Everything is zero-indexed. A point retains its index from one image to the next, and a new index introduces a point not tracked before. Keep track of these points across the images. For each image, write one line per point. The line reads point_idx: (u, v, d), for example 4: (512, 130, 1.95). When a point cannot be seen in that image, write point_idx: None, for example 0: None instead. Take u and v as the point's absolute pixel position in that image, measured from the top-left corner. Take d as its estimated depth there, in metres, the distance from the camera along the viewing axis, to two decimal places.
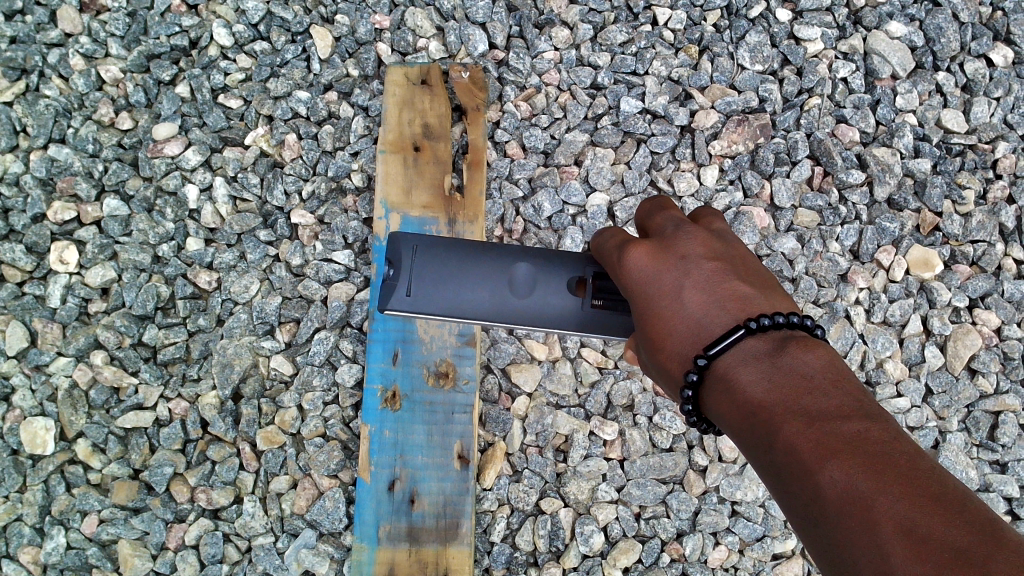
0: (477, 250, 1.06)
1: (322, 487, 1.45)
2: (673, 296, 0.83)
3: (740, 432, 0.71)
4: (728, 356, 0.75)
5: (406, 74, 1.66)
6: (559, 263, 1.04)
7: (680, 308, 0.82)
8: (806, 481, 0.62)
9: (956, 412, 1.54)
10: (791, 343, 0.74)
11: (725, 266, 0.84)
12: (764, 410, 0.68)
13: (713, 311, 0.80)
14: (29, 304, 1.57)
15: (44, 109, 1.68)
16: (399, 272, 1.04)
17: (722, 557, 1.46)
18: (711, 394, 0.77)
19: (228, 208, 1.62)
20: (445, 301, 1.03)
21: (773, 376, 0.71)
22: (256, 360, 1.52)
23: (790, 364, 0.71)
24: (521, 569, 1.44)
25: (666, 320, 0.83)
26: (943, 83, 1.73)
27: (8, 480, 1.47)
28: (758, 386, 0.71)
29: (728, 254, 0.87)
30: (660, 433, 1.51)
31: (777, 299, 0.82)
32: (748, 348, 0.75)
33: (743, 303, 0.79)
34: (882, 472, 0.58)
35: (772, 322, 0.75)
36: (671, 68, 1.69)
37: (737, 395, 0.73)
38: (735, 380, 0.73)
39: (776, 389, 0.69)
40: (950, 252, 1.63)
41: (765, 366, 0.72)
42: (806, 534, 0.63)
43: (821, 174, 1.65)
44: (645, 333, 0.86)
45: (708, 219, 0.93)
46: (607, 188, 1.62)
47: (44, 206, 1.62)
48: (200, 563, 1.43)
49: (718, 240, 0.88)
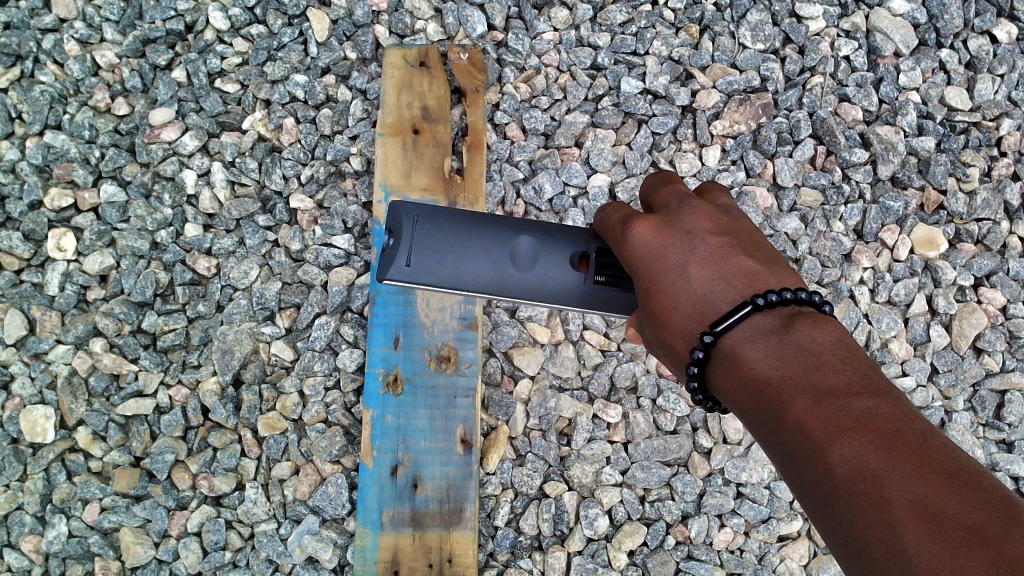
0: (478, 221, 1.04)
1: (325, 473, 1.44)
2: (678, 271, 0.81)
3: (747, 410, 0.70)
4: (735, 334, 0.74)
5: (404, 56, 1.65)
6: (562, 238, 1.03)
7: (685, 284, 0.80)
8: (816, 459, 0.61)
9: (962, 391, 1.53)
10: (799, 318, 0.72)
11: (731, 241, 0.83)
12: (772, 388, 0.67)
13: (719, 287, 0.78)
14: (27, 292, 1.56)
15: (40, 95, 1.67)
16: (398, 242, 1.02)
17: (728, 539, 1.45)
18: (718, 372, 0.76)
19: (225, 193, 1.60)
20: (443, 273, 1.01)
21: (781, 352, 0.69)
22: (257, 346, 1.51)
23: (798, 341, 0.69)
24: (526, 553, 1.43)
25: (669, 297, 0.81)
26: (946, 61, 1.72)
27: (8, 469, 1.46)
28: (766, 363, 0.70)
29: (734, 230, 0.85)
30: (664, 415, 1.50)
31: (784, 275, 0.81)
32: (755, 325, 0.73)
33: (749, 279, 0.78)
34: (894, 450, 0.56)
35: (780, 298, 0.74)
36: (671, 48, 1.68)
37: (744, 372, 0.71)
38: (743, 358, 0.72)
39: (784, 366, 0.68)
40: (954, 230, 1.62)
41: (773, 343, 0.70)
42: (815, 513, 0.62)
43: (824, 153, 1.63)
44: (648, 310, 0.84)
45: (713, 193, 0.92)
46: (608, 169, 1.61)
47: (41, 193, 1.60)
48: (202, 551, 1.42)
49: (723, 215, 0.86)
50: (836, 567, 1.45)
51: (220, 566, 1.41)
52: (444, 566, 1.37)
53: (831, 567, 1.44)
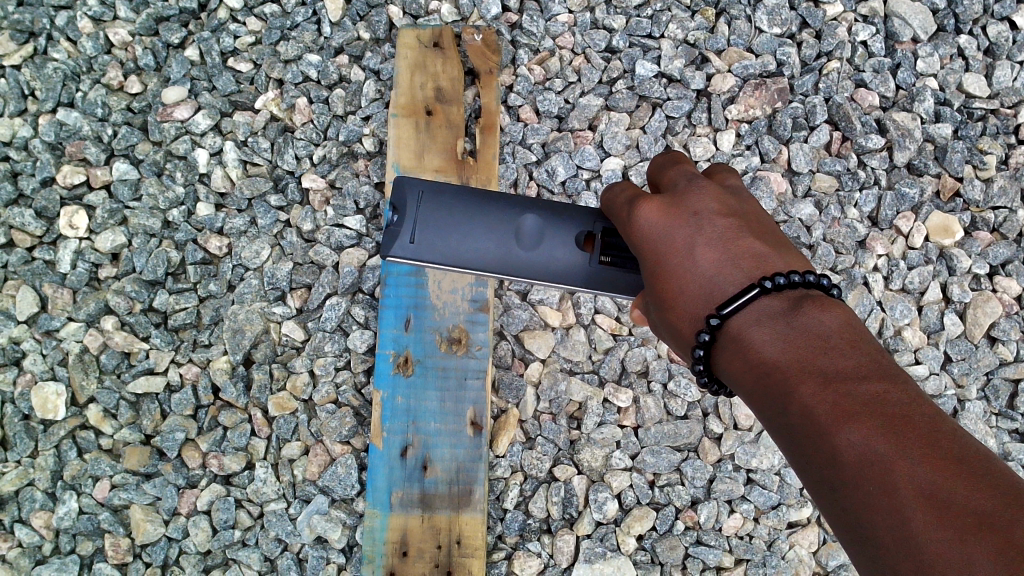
0: (484, 199, 1.03)
1: (334, 453, 1.44)
2: (685, 253, 0.80)
3: (754, 393, 0.69)
4: (742, 316, 0.73)
5: (418, 37, 1.64)
6: (567, 217, 1.02)
7: (692, 265, 0.79)
8: (823, 444, 0.60)
9: (975, 379, 1.52)
10: (807, 301, 0.71)
11: (739, 224, 0.82)
12: (779, 372, 0.66)
13: (726, 269, 0.78)
14: (39, 269, 1.56)
15: (52, 73, 1.66)
16: (403, 219, 1.02)
17: (737, 525, 1.45)
18: (724, 355, 0.75)
19: (238, 172, 1.60)
20: (448, 250, 1.01)
21: (788, 335, 0.68)
22: (267, 326, 1.51)
23: (805, 323, 0.68)
24: (534, 535, 1.42)
25: (676, 279, 0.80)
26: (964, 47, 1.70)
27: (19, 445, 1.46)
28: (772, 346, 0.69)
29: (741, 212, 0.84)
30: (674, 400, 1.49)
31: (792, 258, 0.80)
32: (763, 308, 0.72)
33: (757, 261, 0.77)
34: (902, 436, 0.56)
35: (788, 281, 0.73)
36: (687, 31, 1.66)
37: (751, 355, 0.70)
38: (750, 341, 0.71)
39: (791, 350, 0.67)
40: (970, 218, 1.60)
41: (780, 326, 0.70)
42: (822, 499, 0.61)
43: (839, 139, 1.62)
44: (654, 291, 0.83)
45: (720, 175, 0.91)
46: (622, 153, 1.60)
47: (53, 170, 1.60)
48: (212, 529, 1.43)
49: (731, 197, 0.85)
50: (845, 554, 1.44)
51: (230, 545, 1.41)
52: (453, 548, 1.37)
53: (840, 554, 1.44)
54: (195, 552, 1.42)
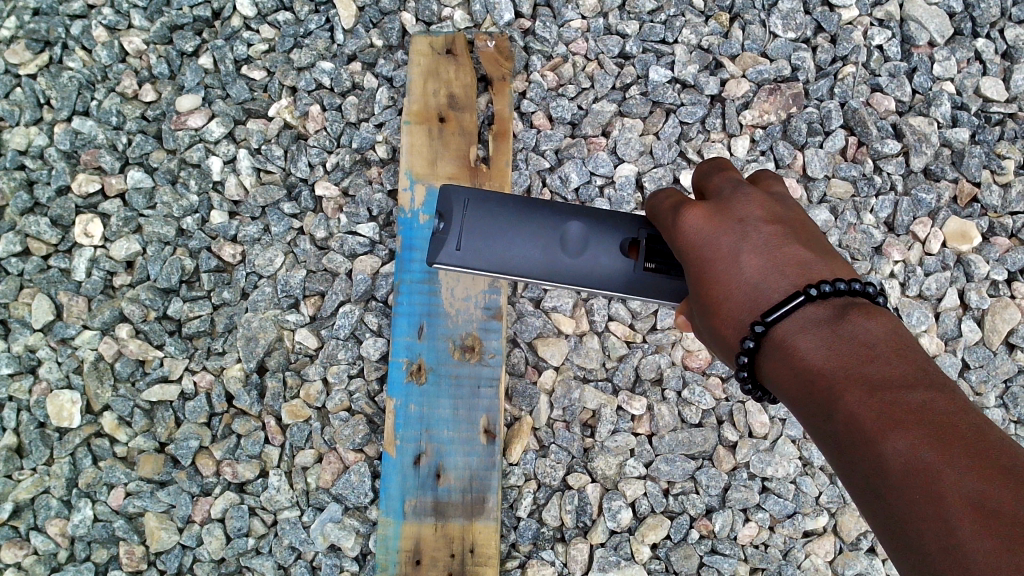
0: (530, 206, 1.03)
1: (348, 461, 1.44)
2: (730, 259, 0.78)
3: (798, 401, 0.68)
4: (786, 324, 0.71)
5: (431, 43, 1.63)
6: (611, 224, 1.01)
7: (737, 272, 0.77)
8: (867, 451, 0.59)
9: (994, 387, 1.50)
10: (853, 309, 0.69)
11: (785, 231, 0.79)
12: (823, 379, 0.65)
13: (771, 277, 0.76)
14: (54, 277, 1.56)
15: (68, 82, 1.67)
16: (449, 226, 1.02)
17: (752, 534, 1.44)
18: (767, 362, 0.73)
19: (251, 180, 1.60)
20: (493, 257, 1.01)
21: (834, 343, 0.67)
22: (281, 334, 1.51)
23: (851, 332, 0.67)
24: (548, 544, 1.42)
25: (720, 285, 0.79)
26: (982, 51, 1.68)
27: (35, 453, 1.48)
28: (817, 353, 0.67)
29: (788, 219, 0.82)
30: (689, 408, 1.48)
31: (840, 266, 0.77)
32: (809, 315, 0.70)
33: (803, 268, 0.75)
34: (949, 445, 0.55)
35: (835, 288, 0.71)
36: (701, 36, 1.66)
37: (796, 362, 0.69)
38: (794, 348, 0.69)
39: (838, 358, 0.65)
40: (988, 223, 1.59)
41: (826, 333, 0.68)
42: (866, 509, 0.60)
43: (855, 144, 1.61)
44: (697, 297, 0.82)
45: (766, 181, 0.88)
46: (635, 159, 1.59)
47: (69, 178, 1.61)
48: (225, 537, 1.43)
49: (777, 203, 0.83)
50: (862, 563, 1.43)
51: (243, 553, 1.42)
52: (466, 556, 1.37)
53: (857, 563, 1.42)
54: (209, 560, 1.42)
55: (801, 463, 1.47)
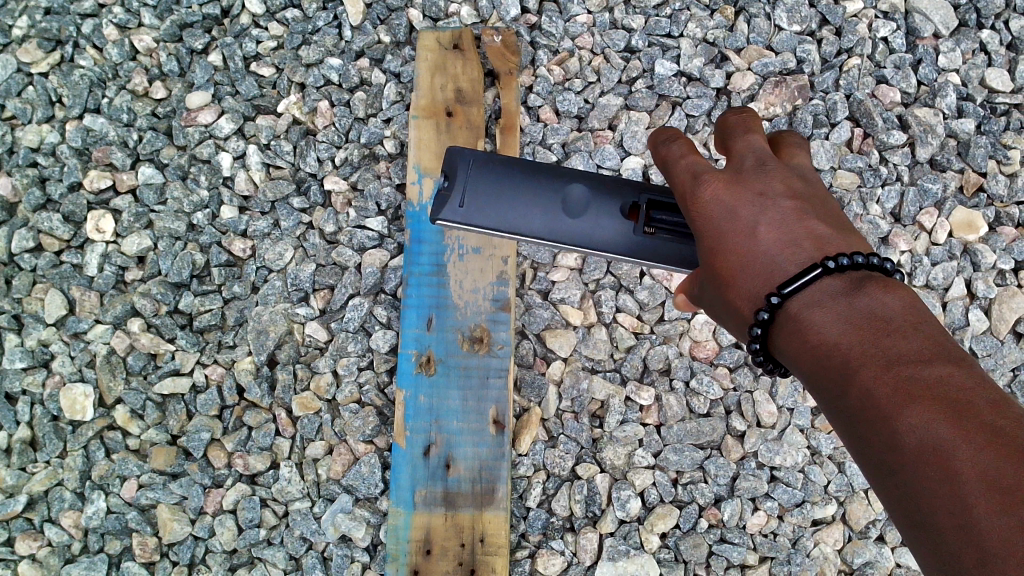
0: (533, 169, 1.04)
1: (358, 452, 1.46)
2: (748, 230, 0.78)
3: (811, 373, 0.68)
4: (802, 298, 0.71)
5: (438, 39, 1.65)
6: (614, 189, 1.02)
7: (754, 243, 0.78)
8: (883, 426, 0.59)
9: (1002, 375, 1.52)
10: (870, 282, 0.70)
11: (803, 205, 0.80)
12: (839, 354, 0.65)
13: (788, 249, 0.76)
14: (67, 272, 1.58)
15: (79, 79, 1.69)
16: (454, 185, 1.03)
17: (761, 522, 1.44)
18: (781, 335, 0.74)
19: (261, 175, 1.62)
20: (496, 218, 1.02)
21: (849, 317, 0.67)
22: (291, 327, 1.53)
23: (867, 305, 0.67)
24: (557, 534, 1.43)
25: (735, 257, 0.79)
26: (987, 42, 1.68)
27: (49, 446, 1.49)
28: (833, 327, 0.67)
29: (806, 192, 0.82)
30: (697, 398, 1.49)
31: (856, 240, 0.78)
32: (824, 288, 0.71)
33: (820, 243, 0.75)
34: (966, 422, 0.55)
35: (851, 262, 0.71)
36: (707, 30, 1.66)
37: (810, 336, 0.69)
38: (809, 322, 0.70)
39: (853, 330, 0.65)
40: (994, 214, 1.60)
41: (841, 307, 0.68)
42: (879, 482, 0.61)
43: (861, 135, 1.61)
44: (711, 269, 0.82)
45: (783, 151, 0.88)
46: (642, 152, 1.60)
47: (81, 175, 1.63)
48: (237, 528, 1.44)
49: (795, 175, 0.83)
50: (871, 551, 1.43)
51: (255, 543, 1.43)
52: (476, 546, 1.38)
53: (865, 552, 1.43)
54: (221, 550, 1.43)
55: (809, 452, 1.48)
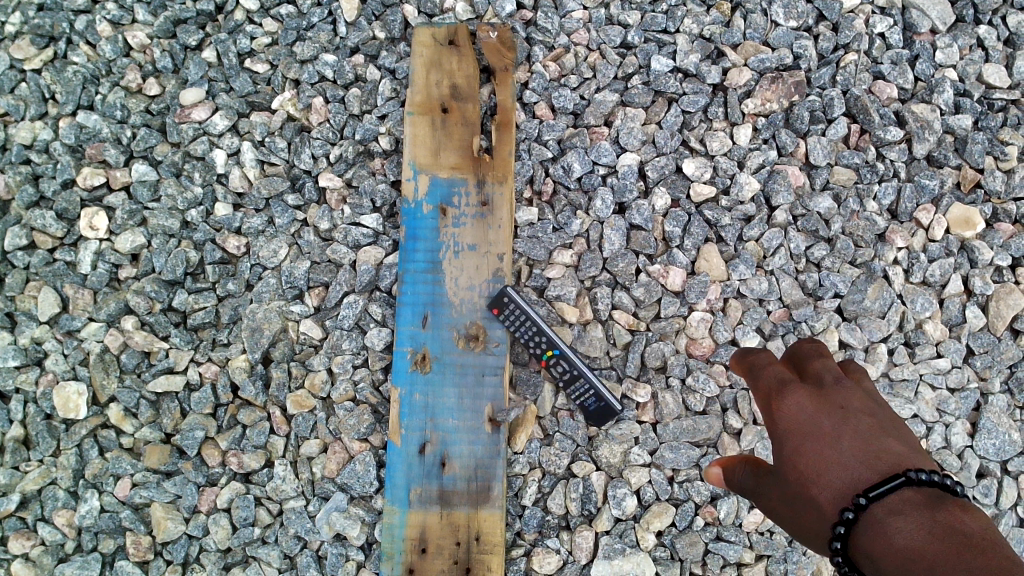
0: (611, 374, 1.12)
1: (353, 451, 1.45)
2: (830, 440, 0.92)
3: (891, 565, 0.78)
4: (887, 500, 0.82)
5: (433, 35, 1.61)
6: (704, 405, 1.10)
7: (835, 452, 0.91)
8: None
9: (998, 372, 1.52)
10: (943, 501, 0.81)
11: (880, 426, 0.95)
12: (918, 555, 0.76)
13: (867, 461, 0.88)
14: (60, 270, 1.57)
15: (72, 76, 1.67)
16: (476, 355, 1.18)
17: (757, 521, 1.43)
18: (859, 551, 0.82)
19: (255, 172, 1.61)
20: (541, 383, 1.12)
21: (929, 525, 0.78)
22: (286, 325, 1.52)
23: (944, 518, 0.78)
24: (553, 532, 1.43)
25: (820, 464, 0.91)
26: (985, 38, 1.67)
27: (42, 444, 1.48)
28: (913, 534, 0.78)
29: (883, 417, 0.98)
30: (693, 396, 1.48)
31: (925, 460, 0.91)
32: (904, 497, 0.82)
33: (895, 458, 0.88)
34: None
35: (925, 479, 0.83)
36: (703, 26, 1.65)
37: (889, 547, 0.79)
38: (887, 530, 0.79)
39: (930, 536, 0.77)
40: (991, 210, 1.59)
41: (924, 517, 0.79)
42: None
43: (857, 131, 1.60)
44: (788, 481, 0.94)
45: (854, 372, 1.06)
46: (638, 148, 1.59)
47: (74, 172, 1.61)
48: (232, 526, 1.45)
49: (873, 402, 1.00)
50: None
51: (250, 542, 1.44)
52: (471, 545, 1.40)
53: None
54: (216, 549, 1.44)
55: None
